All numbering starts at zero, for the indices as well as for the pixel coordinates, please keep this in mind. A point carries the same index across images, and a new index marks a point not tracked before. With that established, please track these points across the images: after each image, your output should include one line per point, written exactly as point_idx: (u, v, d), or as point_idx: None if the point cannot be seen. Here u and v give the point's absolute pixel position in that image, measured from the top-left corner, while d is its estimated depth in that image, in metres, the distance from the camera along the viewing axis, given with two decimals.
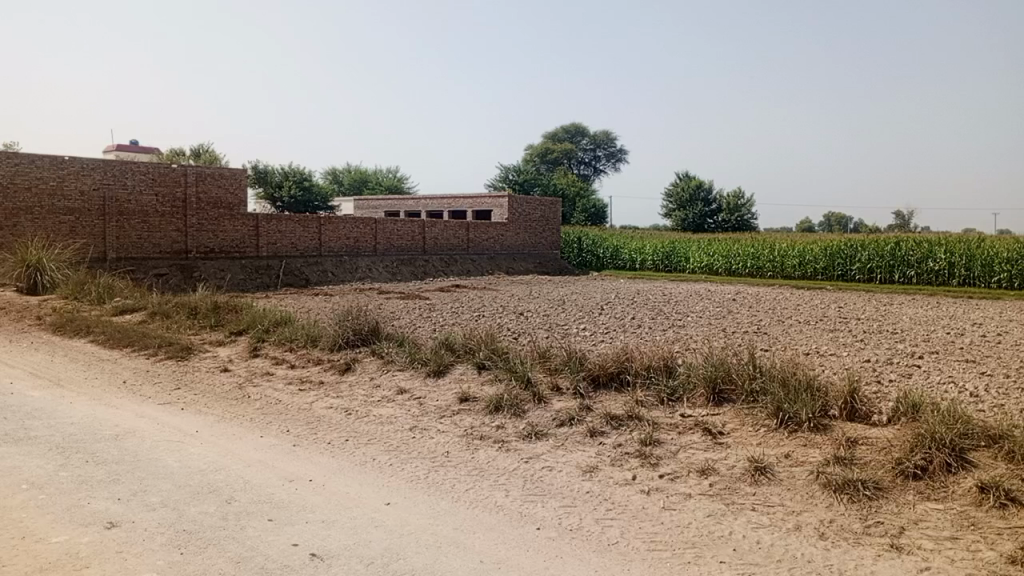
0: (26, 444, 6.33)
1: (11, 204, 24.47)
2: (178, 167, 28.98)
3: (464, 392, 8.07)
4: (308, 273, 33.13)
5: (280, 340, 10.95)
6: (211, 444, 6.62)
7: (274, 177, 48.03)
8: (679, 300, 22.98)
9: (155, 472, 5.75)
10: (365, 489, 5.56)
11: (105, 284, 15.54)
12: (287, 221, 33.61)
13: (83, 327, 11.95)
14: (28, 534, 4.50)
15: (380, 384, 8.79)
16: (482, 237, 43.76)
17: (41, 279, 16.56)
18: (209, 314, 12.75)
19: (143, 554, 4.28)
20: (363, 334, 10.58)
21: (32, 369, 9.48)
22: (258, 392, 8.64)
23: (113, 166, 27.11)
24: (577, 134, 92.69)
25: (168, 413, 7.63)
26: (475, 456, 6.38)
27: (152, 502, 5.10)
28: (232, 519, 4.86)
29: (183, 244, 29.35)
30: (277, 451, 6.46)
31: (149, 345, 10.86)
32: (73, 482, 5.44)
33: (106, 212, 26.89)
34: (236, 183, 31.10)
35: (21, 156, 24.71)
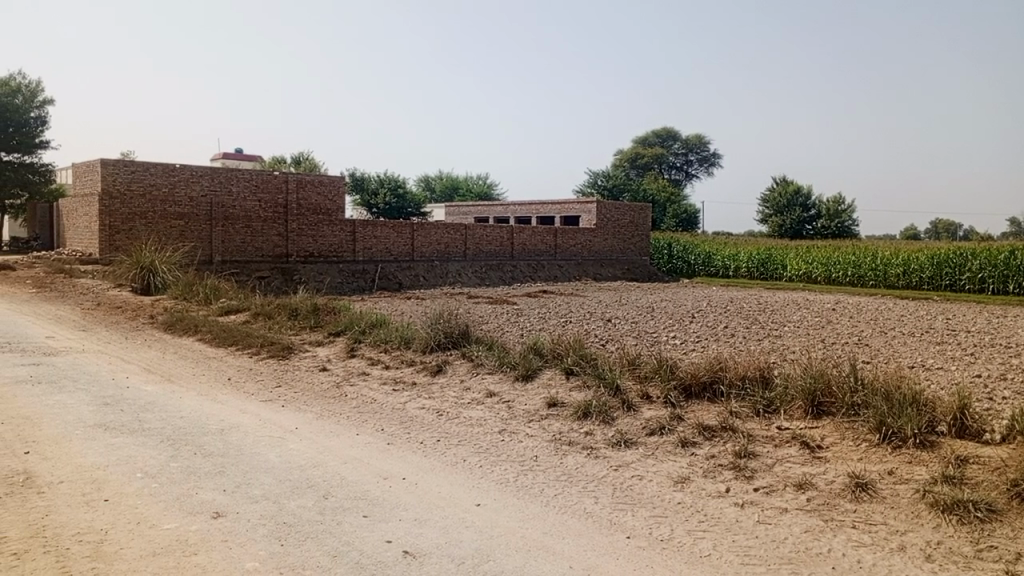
0: (141, 435, 6.72)
1: (128, 209, 26.08)
2: (280, 174, 30.17)
3: (552, 397, 8.07)
4: (401, 277, 33.85)
5: (375, 341, 11.24)
6: (310, 440, 6.85)
7: (370, 185, 49.32)
8: (775, 309, 22.32)
9: (257, 466, 5.99)
10: (455, 489, 5.64)
11: (212, 285, 16.36)
12: (382, 226, 34.45)
13: (192, 326, 12.60)
14: (142, 520, 4.77)
15: (470, 387, 8.88)
16: (571, 243, 43.69)
17: (154, 280, 17.56)
18: (309, 316, 13.22)
19: (247, 544, 4.48)
20: (453, 337, 10.74)
21: (146, 365, 10.06)
22: (354, 392, 8.87)
23: (221, 174, 28.46)
24: (668, 138, 91.56)
25: (269, 410, 7.95)
26: (564, 461, 6.37)
27: (255, 494, 5.31)
28: (329, 514, 5.00)
29: (284, 248, 30.56)
30: (372, 449, 6.63)
31: (252, 344, 11.34)
32: (182, 473, 5.74)
33: (213, 217, 28.27)
34: (335, 190, 32.11)
35: (137, 164, 26.28)
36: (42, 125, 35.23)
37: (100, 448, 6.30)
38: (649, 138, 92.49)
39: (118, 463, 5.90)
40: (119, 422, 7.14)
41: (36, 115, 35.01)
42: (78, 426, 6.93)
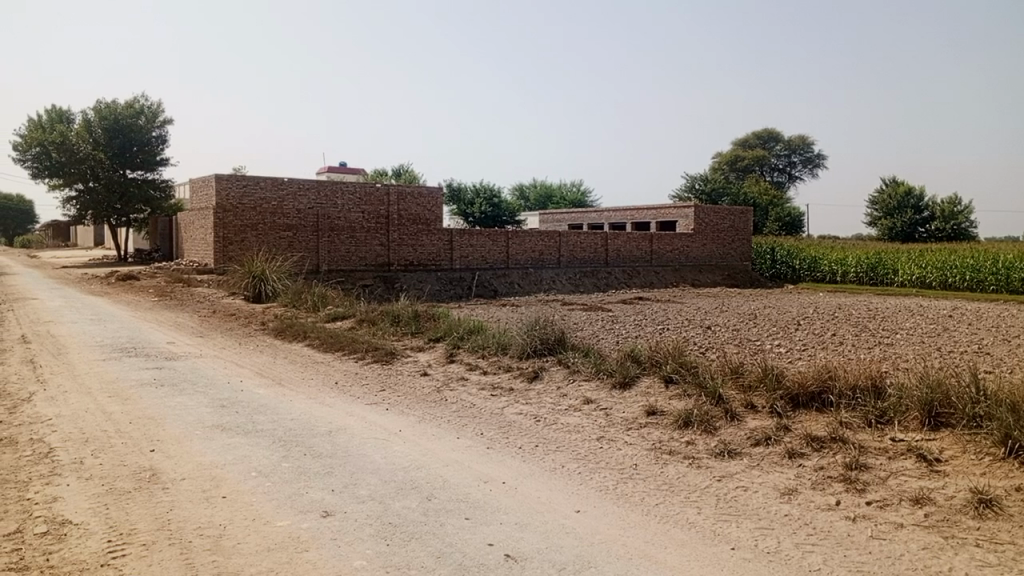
0: (254, 436, 7.05)
1: (240, 222, 27.45)
2: (381, 187, 31.07)
3: (651, 405, 7.97)
4: (497, 285, 34.18)
5: (473, 347, 11.40)
6: (413, 442, 7.02)
7: (466, 195, 50.03)
8: (885, 316, 21.29)
9: (363, 467, 6.18)
10: (555, 495, 5.64)
11: (319, 293, 16.97)
12: (478, 235, 34.88)
13: (301, 332, 13.12)
14: (257, 517, 5.00)
15: (567, 393, 8.88)
16: (667, 248, 43.06)
17: (265, 289, 18.41)
18: (410, 322, 13.52)
19: (354, 542, 4.62)
20: (549, 344, 10.74)
21: (258, 369, 10.55)
22: (454, 396, 9.02)
23: (326, 186, 29.56)
24: (770, 140, 88.95)
25: (374, 412, 8.19)
26: (664, 471, 6.27)
27: (361, 494, 5.48)
28: (432, 515, 5.11)
29: (385, 257, 31.44)
30: (472, 453, 6.73)
31: (357, 349, 11.71)
32: (293, 472, 5.98)
33: (319, 228, 29.41)
34: (434, 200, 32.76)
35: (249, 179, 27.61)
36: (163, 144, 37.45)
37: (216, 447, 6.64)
38: (749, 140, 90.16)
39: (234, 463, 6.21)
40: (234, 423, 7.51)
41: (157, 135, 37.23)
42: (198, 426, 7.34)
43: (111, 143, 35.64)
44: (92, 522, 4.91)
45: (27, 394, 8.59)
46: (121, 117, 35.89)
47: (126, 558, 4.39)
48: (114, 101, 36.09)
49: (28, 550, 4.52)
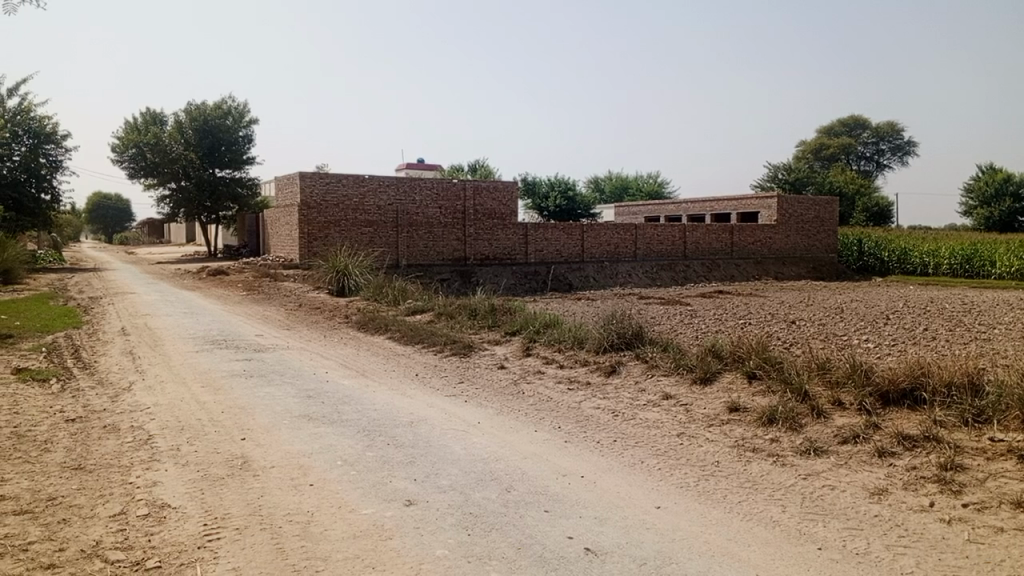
0: (339, 425, 7.26)
1: (323, 218, 28.25)
2: (458, 182, 31.39)
3: (734, 401, 7.82)
4: (572, 279, 34.10)
5: (550, 341, 11.41)
6: (492, 434, 7.08)
7: (541, 188, 50.02)
8: (982, 310, 20.26)
9: (444, 458, 6.28)
10: (635, 491, 5.60)
11: (399, 287, 17.28)
12: (554, 228, 34.81)
13: (382, 325, 13.43)
14: (343, 505, 5.15)
15: (645, 388, 8.80)
16: (748, 240, 42.05)
17: (348, 283, 18.91)
18: (487, 316, 13.63)
19: (436, 531, 4.70)
20: (627, 338, 10.65)
21: (342, 360, 10.83)
22: (532, 389, 9.07)
23: (404, 183, 30.08)
24: (856, 127, 85.84)
25: (454, 404, 8.30)
26: (748, 468, 6.15)
27: (443, 485, 5.57)
28: (512, 507, 5.15)
29: (462, 252, 31.77)
30: (551, 446, 6.75)
31: (436, 342, 11.89)
32: (377, 462, 6.12)
33: (398, 223, 29.97)
34: (509, 194, 32.84)
35: (331, 176, 28.37)
36: (249, 143, 38.78)
37: (303, 437, 6.85)
38: (834, 127, 87.23)
39: (320, 451, 6.40)
40: (320, 413, 7.75)
41: (244, 134, 38.59)
42: (286, 416, 7.61)
43: (201, 144, 37.07)
44: (189, 506, 5.15)
45: (128, 383, 9.07)
46: (210, 118, 37.34)
47: (220, 541, 4.58)
48: (204, 103, 37.61)
49: (133, 530, 4.78)
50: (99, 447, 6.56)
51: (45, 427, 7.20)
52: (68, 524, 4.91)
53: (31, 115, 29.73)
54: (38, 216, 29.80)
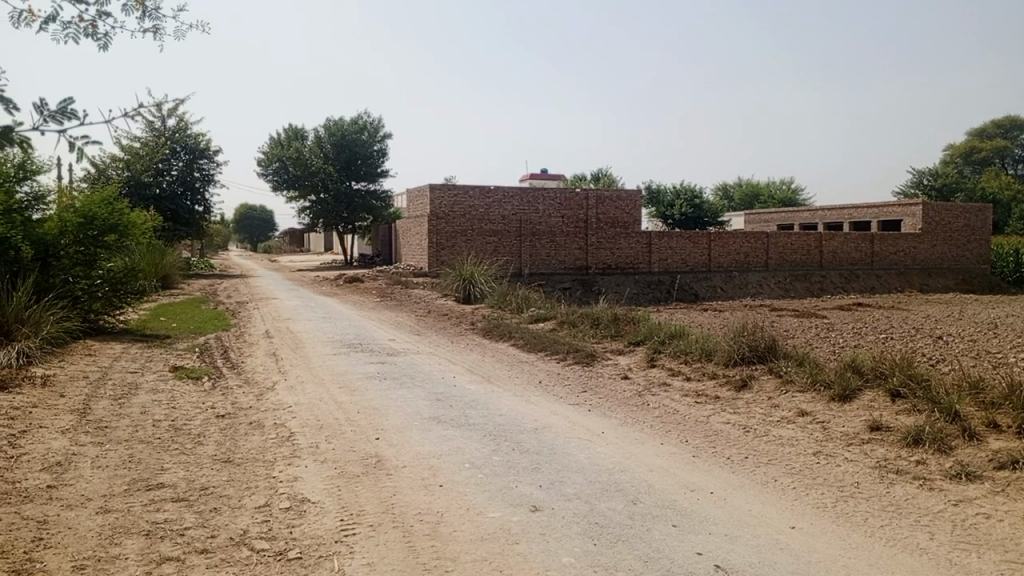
0: (466, 429, 7.42)
1: (450, 228, 29.17)
2: (581, 191, 31.43)
3: (875, 421, 7.40)
4: (698, 289, 33.35)
5: (675, 352, 11.18)
6: (617, 445, 7.03)
7: (666, 196, 49.27)
8: None
9: (570, 466, 6.28)
10: (768, 510, 5.40)
11: (522, 295, 17.43)
12: (679, 237, 34.08)
13: (506, 333, 13.62)
14: (471, 507, 5.25)
15: (779, 404, 8.47)
16: (890, 250, 39.64)
17: (474, 291, 19.33)
18: (610, 325, 13.53)
19: (563, 539, 4.71)
20: (759, 351, 10.29)
21: (468, 366, 11.06)
22: (657, 401, 8.93)
23: (528, 193, 30.48)
24: (1013, 128, 79.65)
25: (578, 413, 8.29)
26: (891, 491, 5.80)
27: (568, 493, 5.58)
28: (639, 520, 5.08)
29: (584, 261, 31.72)
30: (679, 460, 6.62)
31: (560, 350, 11.93)
32: (503, 466, 6.20)
33: (522, 233, 30.38)
34: (633, 203, 32.43)
35: (458, 188, 29.24)
36: (383, 157, 40.22)
37: (434, 439, 7.05)
38: (986, 129, 81.33)
39: (449, 454, 6.56)
40: (448, 416, 7.96)
41: (378, 148, 40.09)
42: (415, 418, 7.85)
43: (339, 158, 38.97)
44: (328, 502, 5.41)
45: (271, 382, 9.64)
46: (347, 132, 39.19)
47: (356, 536, 4.78)
48: (341, 119, 39.49)
49: (276, 522, 5.07)
50: (246, 442, 7.01)
51: (199, 421, 7.76)
52: (219, 513, 5.26)
53: (188, 133, 32.04)
54: (193, 227, 32.08)
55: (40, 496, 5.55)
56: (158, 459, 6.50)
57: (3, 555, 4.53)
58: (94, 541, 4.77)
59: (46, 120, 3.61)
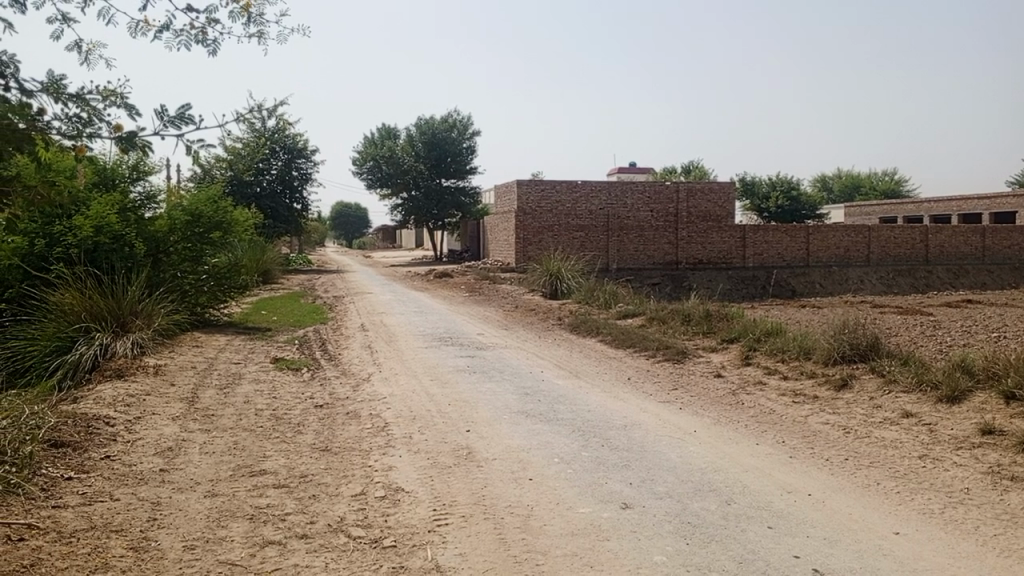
0: (555, 424, 7.44)
1: (538, 223, 29.30)
2: (672, 184, 30.91)
3: (988, 424, 7.00)
4: (795, 285, 32.29)
5: (771, 350, 10.87)
6: (709, 444, 6.90)
7: (761, 188, 47.97)
8: None
9: (661, 464, 6.20)
10: (870, 514, 5.20)
11: (610, 290, 17.30)
12: (774, 230, 33.05)
13: (594, 328, 13.56)
14: (561, 502, 5.26)
15: (882, 405, 8.12)
16: (1004, 243, 37.42)
17: (562, 286, 19.33)
18: (702, 322, 13.26)
19: (654, 537, 4.66)
20: (860, 350, 9.89)
21: (556, 361, 11.07)
22: (751, 400, 8.71)
23: (617, 188, 30.24)
24: None
25: (669, 411, 8.17)
26: (1005, 499, 5.49)
27: (660, 491, 5.52)
28: (733, 520, 4.99)
29: (675, 256, 31.21)
30: (775, 461, 6.44)
31: (650, 347, 11.79)
32: (593, 462, 6.19)
33: (610, 228, 30.18)
34: (725, 196, 31.63)
35: (546, 183, 29.34)
36: (473, 153, 40.58)
37: (523, 432, 7.09)
38: None
39: (539, 448, 6.59)
40: (537, 411, 7.98)
41: (468, 145, 40.46)
42: (505, 412, 7.91)
43: (429, 156, 39.59)
44: (421, 492, 5.52)
45: (366, 374, 9.92)
46: (438, 131, 39.77)
47: (448, 526, 4.87)
48: (432, 118, 40.11)
49: (372, 510, 5.21)
50: (343, 432, 7.23)
51: (299, 411, 8.07)
52: (317, 500, 5.45)
53: (286, 133, 33.26)
54: (292, 224, 33.26)
55: (154, 478, 5.89)
56: (261, 446, 6.79)
57: (121, 532, 4.84)
58: (202, 523, 5.03)
59: (165, 127, 3.94)
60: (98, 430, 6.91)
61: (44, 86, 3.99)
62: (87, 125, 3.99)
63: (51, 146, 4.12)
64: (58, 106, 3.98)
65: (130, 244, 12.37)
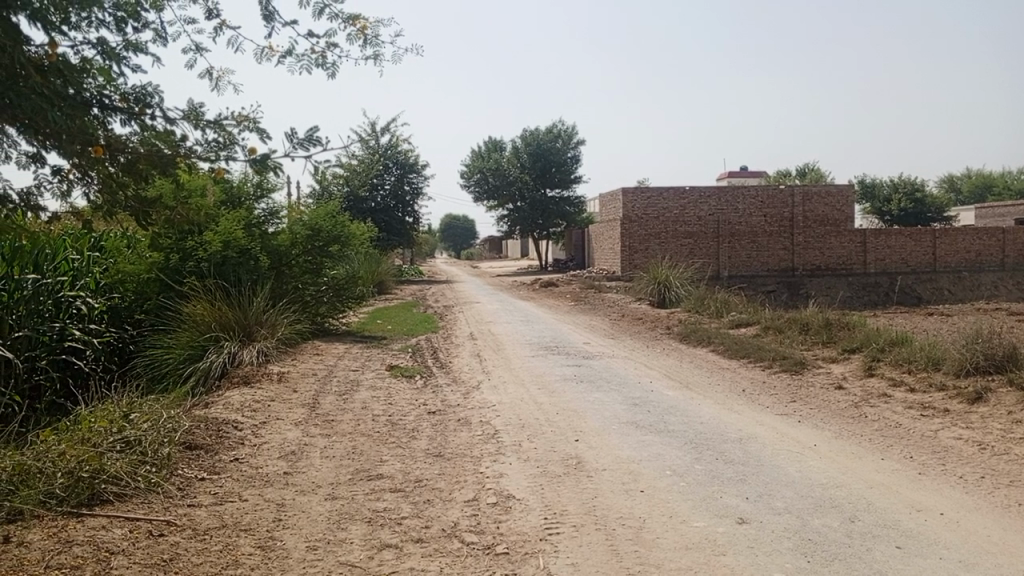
0: (667, 435, 7.32)
1: (644, 231, 29.01)
2: (786, 188, 29.87)
3: None
4: (921, 291, 30.58)
5: (896, 361, 10.32)
6: (831, 458, 6.63)
7: (882, 191, 45.71)
8: None
9: (778, 479, 6.00)
10: (1010, 536, 4.85)
11: (722, 299, 16.89)
12: (898, 234, 31.40)
13: (706, 337, 13.27)
14: (674, 515, 5.17)
15: (1022, 420, 7.56)
16: None
17: (671, 294, 19.03)
18: (821, 331, 12.75)
19: (773, 553, 4.52)
20: (997, 361, 9.25)
21: (667, 371, 10.90)
22: (875, 413, 8.30)
23: (727, 193, 29.53)
24: None
25: (786, 424, 7.89)
26: None
27: (778, 506, 5.34)
28: (857, 538, 4.77)
29: (789, 262, 30.15)
30: (902, 477, 6.11)
31: (765, 357, 11.43)
32: (707, 476, 6.06)
33: (720, 234, 29.51)
34: (844, 199, 30.31)
35: (652, 190, 29.05)
36: (578, 163, 40.62)
37: (634, 443, 7.03)
38: None
39: (649, 459, 6.51)
40: (648, 422, 7.88)
41: (573, 155, 40.52)
42: (615, 422, 7.85)
43: (534, 166, 39.91)
44: (532, 500, 5.55)
45: (477, 382, 10.08)
46: (542, 141, 40.05)
47: (560, 535, 4.88)
48: (537, 129, 40.46)
49: (484, 516, 5.30)
50: (455, 438, 7.38)
51: (413, 417, 8.29)
52: (432, 505, 5.58)
53: (398, 149, 34.36)
54: (404, 236, 34.24)
55: (279, 480, 6.19)
56: (378, 451, 7.02)
57: (249, 531, 5.10)
58: (323, 525, 5.24)
59: (295, 148, 4.20)
60: (228, 434, 7.32)
61: (185, 114, 4.30)
62: (224, 148, 4.27)
63: (192, 170, 4.43)
64: (198, 132, 4.28)
65: (255, 258, 13.07)
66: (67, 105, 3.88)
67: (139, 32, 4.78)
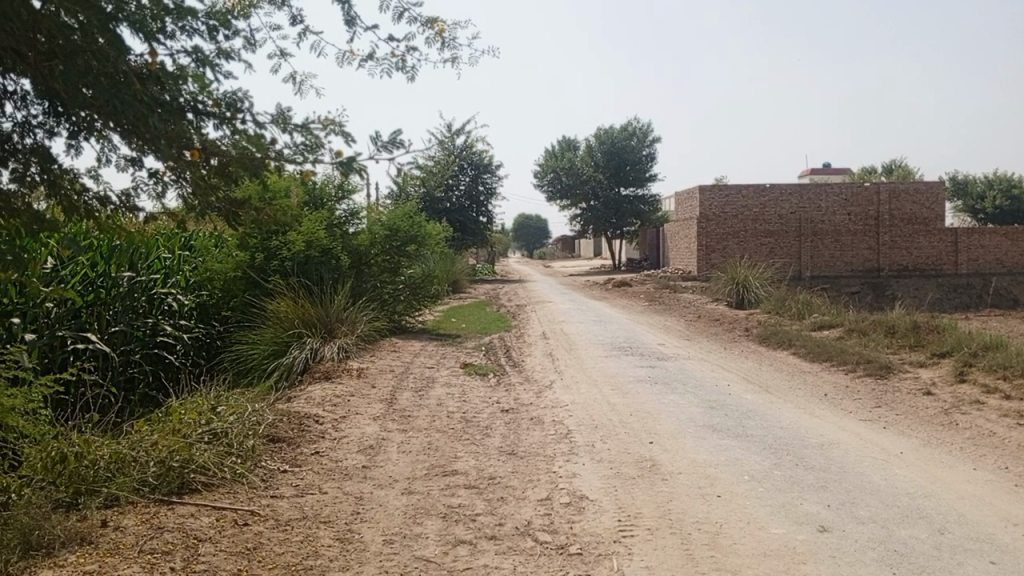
0: (745, 440, 7.17)
1: (721, 230, 28.47)
2: (871, 185, 28.82)
3: None
4: (1018, 293, 29.04)
5: (991, 366, 9.83)
6: (918, 467, 6.37)
7: (975, 188, 43.61)
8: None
9: (862, 487, 5.82)
10: None
11: (803, 300, 16.43)
12: (992, 233, 29.91)
13: (786, 339, 12.93)
14: (752, 521, 5.07)
15: None
16: None
17: (750, 295, 18.63)
18: (909, 334, 12.26)
19: (856, 564, 4.38)
20: None
21: (744, 374, 10.67)
22: (967, 421, 7.93)
23: (808, 190, 28.72)
24: None
25: (871, 430, 7.63)
26: None
27: (862, 515, 5.17)
28: (947, 551, 4.58)
29: (874, 262, 29.10)
30: (996, 488, 5.83)
31: (848, 361, 11.06)
32: (787, 482, 5.91)
33: (801, 233, 28.70)
34: (934, 196, 29.07)
35: (731, 187, 28.49)
36: (653, 161, 40.21)
37: (710, 447, 6.91)
38: None
39: (726, 464, 6.40)
40: (725, 425, 7.74)
41: (648, 153, 40.15)
42: (691, 425, 7.74)
43: (609, 165, 39.71)
44: (606, 501, 5.53)
45: (550, 381, 10.08)
46: (617, 139, 39.81)
47: (633, 538, 4.85)
48: (611, 128, 40.24)
49: (557, 516, 5.30)
50: (528, 437, 7.41)
51: (487, 415, 8.36)
52: (505, 503, 5.62)
53: (473, 149, 34.70)
54: (479, 236, 34.53)
55: (358, 474, 6.34)
56: (453, 448, 7.11)
57: (329, 523, 5.25)
58: (400, 519, 5.34)
59: (378, 150, 4.31)
60: (309, 428, 7.54)
61: (273, 118, 4.45)
62: (311, 151, 4.41)
63: (280, 172, 4.58)
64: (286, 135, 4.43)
65: (336, 257, 13.43)
66: (165, 110, 4.07)
67: (230, 39, 4.97)
